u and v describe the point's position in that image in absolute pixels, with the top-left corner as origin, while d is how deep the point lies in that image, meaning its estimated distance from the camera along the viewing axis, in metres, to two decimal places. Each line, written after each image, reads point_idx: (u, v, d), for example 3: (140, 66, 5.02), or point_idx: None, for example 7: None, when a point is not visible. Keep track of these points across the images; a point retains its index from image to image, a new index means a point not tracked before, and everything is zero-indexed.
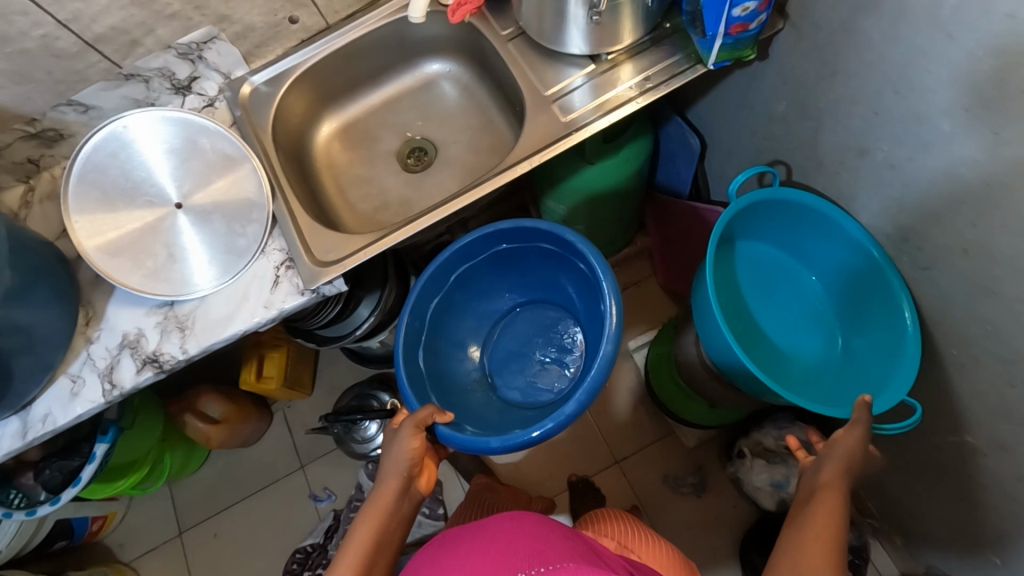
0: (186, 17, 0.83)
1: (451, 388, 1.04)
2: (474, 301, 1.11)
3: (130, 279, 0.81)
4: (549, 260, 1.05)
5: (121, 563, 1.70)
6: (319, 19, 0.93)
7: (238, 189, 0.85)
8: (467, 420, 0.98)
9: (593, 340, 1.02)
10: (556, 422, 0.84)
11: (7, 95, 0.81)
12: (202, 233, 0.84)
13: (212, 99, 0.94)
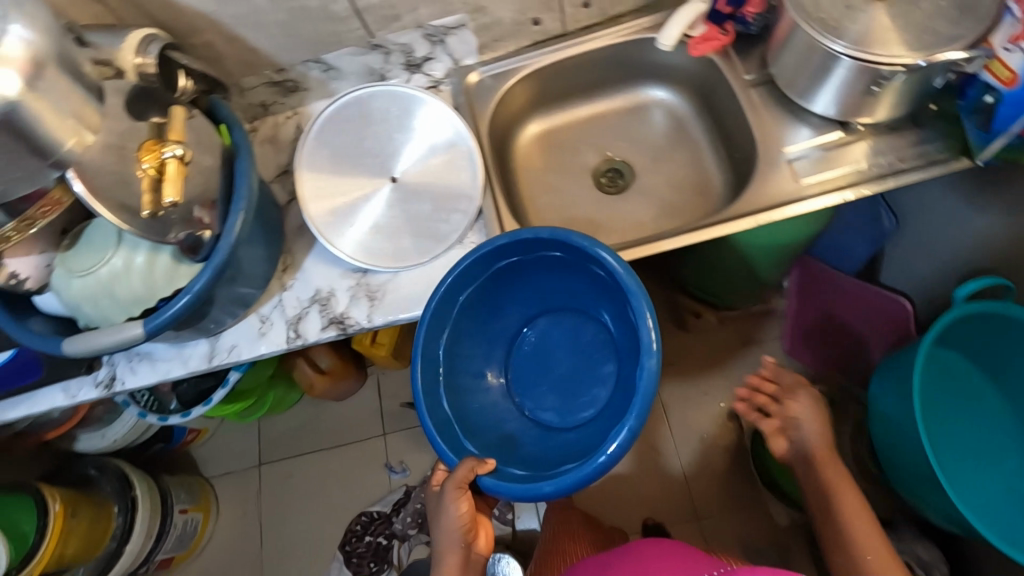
0: (448, 3, 0.84)
1: (480, 430, 0.88)
2: (488, 320, 0.93)
3: (337, 240, 0.84)
4: (559, 268, 0.89)
5: (202, 477, 1.80)
6: (560, 25, 0.93)
7: (453, 176, 0.86)
8: (511, 464, 0.83)
9: (633, 360, 0.84)
10: (608, 460, 0.72)
11: (271, 44, 0.84)
12: (407, 210, 0.86)
13: (437, 81, 0.96)
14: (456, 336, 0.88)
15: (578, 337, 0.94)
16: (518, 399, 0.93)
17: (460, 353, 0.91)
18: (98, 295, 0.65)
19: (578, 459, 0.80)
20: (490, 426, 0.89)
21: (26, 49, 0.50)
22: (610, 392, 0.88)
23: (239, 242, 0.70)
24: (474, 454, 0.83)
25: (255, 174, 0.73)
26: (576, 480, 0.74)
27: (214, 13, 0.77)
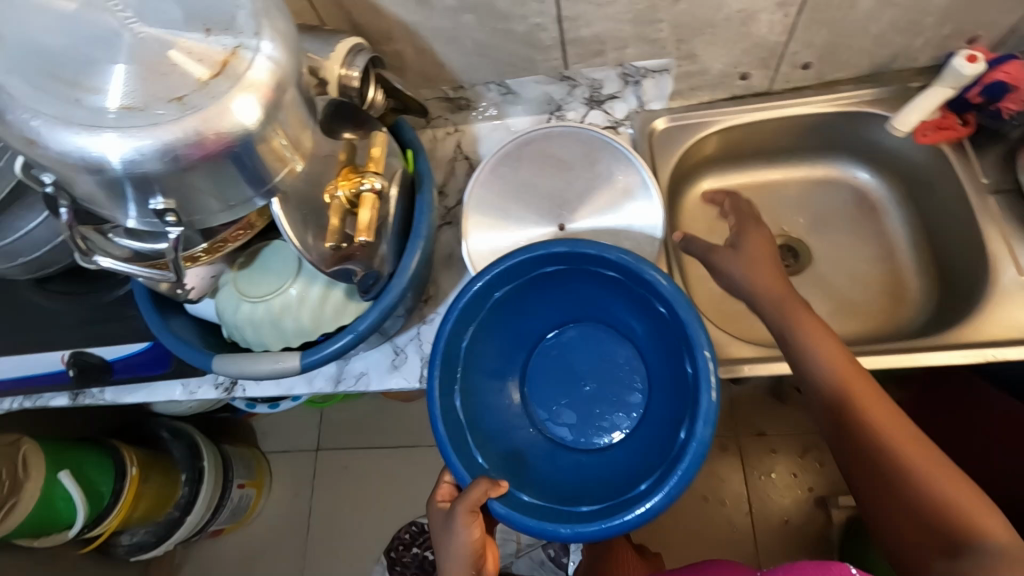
0: (661, 46, 0.75)
1: (493, 440, 0.76)
2: (516, 320, 0.80)
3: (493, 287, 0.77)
4: (589, 278, 0.76)
5: (259, 451, 1.75)
6: (768, 82, 0.83)
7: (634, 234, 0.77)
8: (524, 488, 0.71)
9: (675, 410, 0.72)
10: (637, 519, 0.62)
11: (460, 62, 0.78)
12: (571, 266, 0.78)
13: (617, 122, 0.86)
14: (482, 332, 0.76)
15: (606, 356, 0.82)
16: (532, 410, 0.81)
17: (484, 352, 0.78)
18: (261, 322, 0.60)
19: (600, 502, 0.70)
20: (504, 436, 0.78)
21: (272, 73, 0.43)
22: (638, 429, 0.78)
23: (411, 284, 0.65)
24: (485, 471, 0.71)
25: (434, 211, 0.67)
26: (598, 534, 0.63)
27: (416, 25, 0.70)
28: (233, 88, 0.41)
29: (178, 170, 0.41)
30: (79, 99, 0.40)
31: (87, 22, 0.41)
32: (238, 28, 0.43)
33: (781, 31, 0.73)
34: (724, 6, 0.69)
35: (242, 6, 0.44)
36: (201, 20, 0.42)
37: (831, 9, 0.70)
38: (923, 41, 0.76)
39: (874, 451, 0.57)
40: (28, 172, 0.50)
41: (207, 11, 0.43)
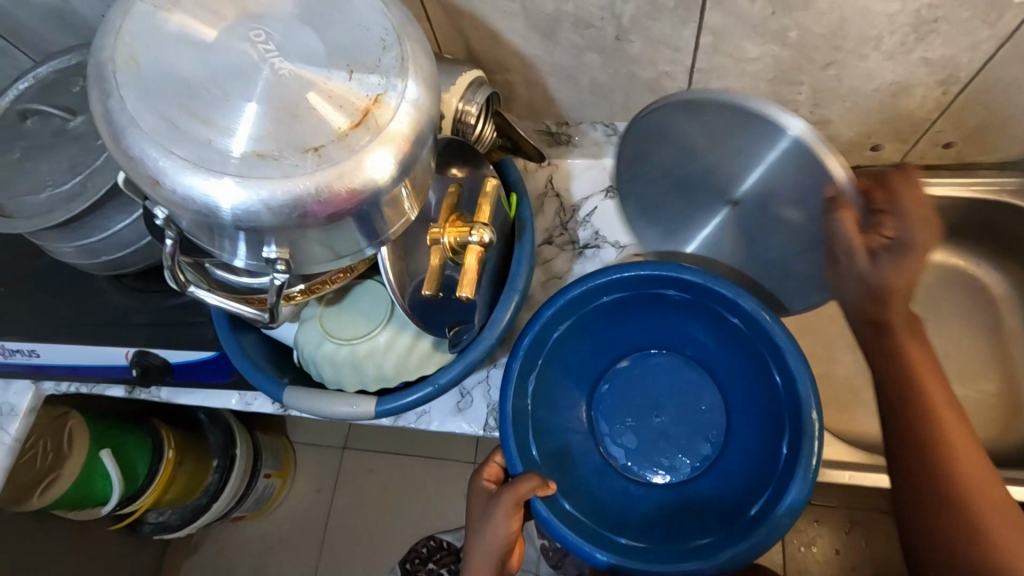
0: (794, 108, 0.69)
1: (551, 437, 0.68)
2: (609, 332, 0.72)
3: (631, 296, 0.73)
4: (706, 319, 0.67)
5: (287, 439, 1.62)
6: (900, 155, 0.76)
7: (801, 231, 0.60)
8: (569, 496, 0.64)
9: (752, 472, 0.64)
10: (704, 561, 0.55)
11: (571, 99, 0.73)
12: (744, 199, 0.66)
13: None
14: (574, 331, 0.68)
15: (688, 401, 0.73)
16: (594, 420, 0.72)
17: (568, 350, 0.70)
18: (343, 363, 0.59)
19: (643, 542, 0.62)
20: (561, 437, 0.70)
21: (412, 123, 0.39)
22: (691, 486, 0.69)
23: (499, 339, 0.60)
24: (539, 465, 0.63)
25: (531, 264, 0.62)
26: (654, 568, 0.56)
27: (535, 59, 0.66)
28: (371, 140, 0.37)
29: (300, 224, 0.38)
30: (208, 140, 0.36)
31: (227, 57, 0.38)
32: (380, 70, 0.39)
33: (932, 107, 0.66)
34: (876, 77, 0.63)
35: (387, 46, 0.39)
36: (342, 58, 0.39)
37: (996, 91, 0.63)
38: None
39: (945, 481, 0.50)
40: (133, 185, 0.47)
41: (350, 49, 0.39)
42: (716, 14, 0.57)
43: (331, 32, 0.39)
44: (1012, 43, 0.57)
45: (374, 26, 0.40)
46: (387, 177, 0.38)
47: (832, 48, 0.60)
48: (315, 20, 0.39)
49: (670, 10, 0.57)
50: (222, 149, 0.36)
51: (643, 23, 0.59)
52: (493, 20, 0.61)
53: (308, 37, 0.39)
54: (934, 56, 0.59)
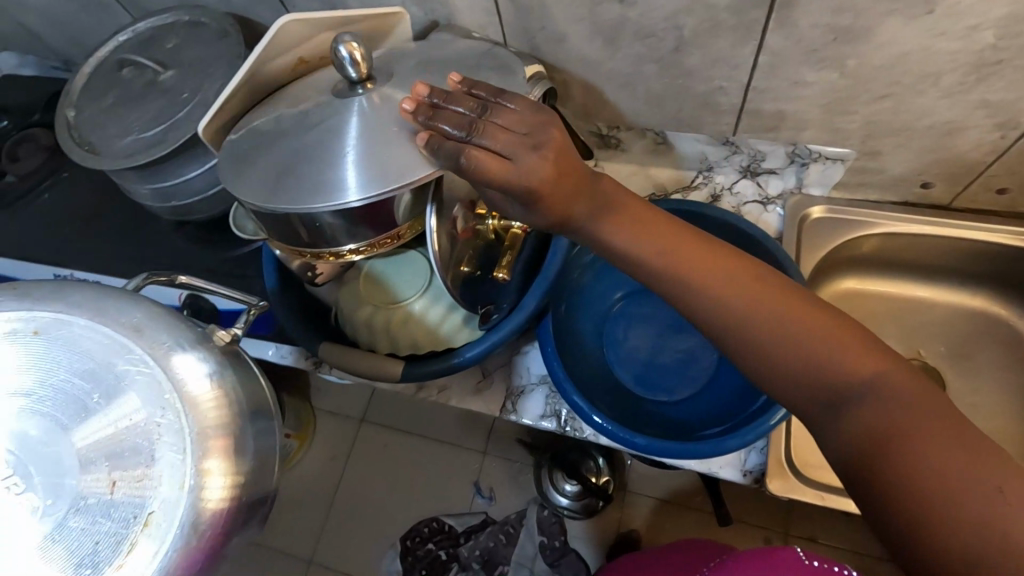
0: (846, 136, 0.70)
1: (572, 350, 0.73)
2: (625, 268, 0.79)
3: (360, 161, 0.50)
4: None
5: (310, 403, 1.68)
6: (948, 196, 0.76)
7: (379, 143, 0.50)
8: (592, 397, 0.70)
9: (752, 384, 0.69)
10: (711, 446, 0.61)
11: (625, 105, 0.75)
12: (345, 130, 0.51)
13: (767, 199, 0.82)
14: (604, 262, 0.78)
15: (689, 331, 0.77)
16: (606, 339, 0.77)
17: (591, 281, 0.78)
18: (379, 326, 0.65)
19: (657, 432, 0.68)
20: (579, 354, 0.74)
21: (221, 457, 0.42)
22: (691, 402, 0.72)
23: (526, 323, 0.62)
24: (570, 368, 0.70)
25: (566, 258, 0.65)
26: (671, 448, 0.62)
27: (595, 62, 0.69)
28: (178, 533, 0.40)
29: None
30: None
31: (6, 421, 0.41)
32: (157, 467, 0.41)
33: (987, 151, 0.66)
34: (934, 114, 0.63)
35: (164, 442, 0.41)
36: (106, 474, 0.40)
37: None
38: None
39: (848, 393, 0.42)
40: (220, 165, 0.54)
41: (109, 460, 0.41)
42: (777, 37, 0.58)
43: (80, 432, 0.41)
44: None
45: (149, 405, 0.42)
46: (196, 536, 0.40)
47: (890, 81, 0.60)
48: (75, 407, 0.41)
49: (732, 28, 0.59)
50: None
51: (704, 38, 0.61)
52: (559, 21, 0.64)
53: (59, 445, 0.41)
54: (994, 99, 0.59)
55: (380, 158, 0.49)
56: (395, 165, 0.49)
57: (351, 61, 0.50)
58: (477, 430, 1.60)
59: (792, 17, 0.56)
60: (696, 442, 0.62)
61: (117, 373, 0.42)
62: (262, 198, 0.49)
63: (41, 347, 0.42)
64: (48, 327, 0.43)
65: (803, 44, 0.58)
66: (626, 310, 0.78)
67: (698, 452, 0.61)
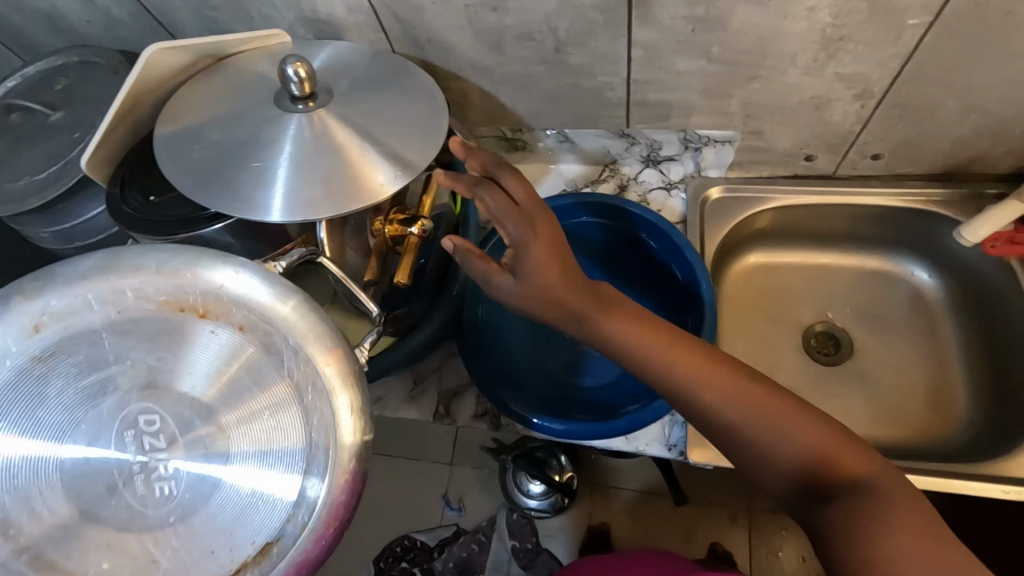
0: (730, 119, 0.74)
1: (495, 346, 0.75)
2: None
3: (314, 178, 0.52)
4: (619, 249, 0.77)
5: None
6: (832, 167, 0.81)
7: (332, 163, 0.53)
8: (514, 388, 0.72)
9: None
10: (624, 425, 0.64)
11: (523, 107, 0.78)
12: (293, 148, 0.53)
13: (670, 184, 0.86)
14: None
15: None
16: (532, 333, 0.78)
17: None
18: None
19: (579, 414, 0.71)
20: (504, 348, 0.76)
21: (356, 426, 0.42)
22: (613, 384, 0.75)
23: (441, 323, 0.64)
24: (490, 366, 0.71)
25: None
26: (587, 431, 0.64)
27: (486, 69, 0.71)
28: (312, 522, 0.41)
29: None
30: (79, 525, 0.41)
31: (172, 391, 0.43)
32: (298, 436, 0.42)
33: (854, 120, 0.71)
34: (800, 92, 0.67)
35: (312, 423, 0.42)
36: (254, 442, 0.42)
37: (909, 108, 0.68)
38: (1006, 149, 0.73)
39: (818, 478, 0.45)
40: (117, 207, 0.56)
41: (263, 424, 0.42)
42: (644, 31, 0.62)
43: (232, 404, 0.43)
44: (915, 61, 0.61)
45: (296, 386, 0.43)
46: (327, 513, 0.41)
47: (753, 64, 0.64)
48: (229, 388, 0.43)
49: (601, 26, 0.62)
50: (101, 512, 0.41)
51: (578, 37, 0.64)
52: (443, 31, 0.66)
53: (206, 420, 0.42)
54: (848, 73, 0.64)
55: (324, 181, 0.52)
56: (343, 188, 0.52)
57: (296, 79, 0.52)
58: (440, 442, 1.60)
59: (651, 12, 0.59)
60: (609, 423, 0.65)
61: (290, 366, 0.43)
62: (189, 190, 0.51)
63: (205, 329, 0.44)
64: (216, 308, 0.44)
65: (668, 36, 0.62)
66: None
67: (611, 432, 0.64)
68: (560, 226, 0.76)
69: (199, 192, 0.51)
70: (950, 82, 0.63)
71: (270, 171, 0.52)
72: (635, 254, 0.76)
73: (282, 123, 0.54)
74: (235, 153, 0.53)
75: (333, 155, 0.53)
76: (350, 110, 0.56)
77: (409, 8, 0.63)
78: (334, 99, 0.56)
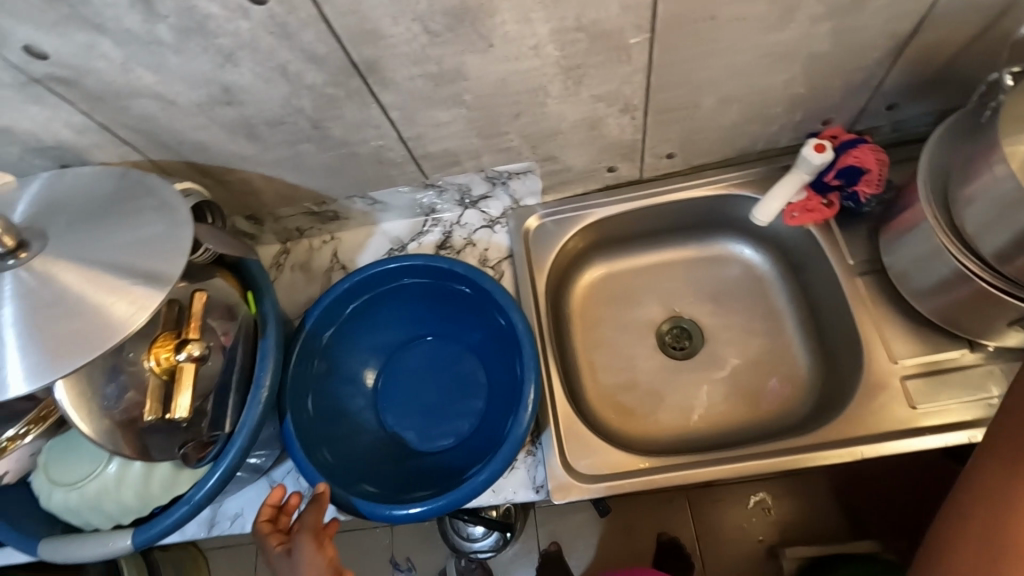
0: (517, 152, 0.74)
1: (336, 438, 0.71)
2: (375, 327, 0.77)
3: (55, 335, 0.48)
4: (443, 298, 0.75)
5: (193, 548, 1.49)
6: (636, 171, 0.82)
7: (72, 310, 0.49)
8: (359, 479, 0.68)
9: (505, 410, 0.70)
10: (461, 497, 0.61)
11: (315, 182, 0.75)
12: (23, 311, 0.48)
13: (492, 220, 0.86)
14: (345, 336, 0.75)
15: (455, 372, 0.77)
16: (380, 406, 0.76)
17: (342, 354, 0.75)
18: (83, 506, 0.58)
19: (431, 489, 0.68)
20: (345, 435, 0.72)
21: None
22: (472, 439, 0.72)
23: (253, 438, 0.60)
24: (329, 465, 0.67)
25: (279, 354, 0.63)
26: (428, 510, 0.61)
27: (254, 157, 0.68)
28: None
29: None
30: None
31: None
32: None
33: (632, 130, 0.73)
34: (566, 116, 0.68)
35: None
36: None
37: (674, 110, 0.70)
38: (778, 126, 0.77)
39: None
40: None
41: None
42: (388, 94, 0.61)
43: None
44: (656, 71, 0.63)
45: None
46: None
47: (510, 102, 0.64)
48: None
49: (344, 98, 0.60)
50: None
51: (329, 112, 0.62)
52: (188, 132, 0.63)
53: None
54: (601, 92, 0.65)
55: (63, 333, 0.48)
56: (90, 328, 0.48)
57: None
58: None
59: (386, 76, 0.58)
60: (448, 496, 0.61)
61: None
62: None
63: None
64: None
65: (414, 94, 0.61)
66: (392, 367, 0.78)
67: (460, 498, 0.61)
68: (377, 291, 0.74)
69: None
70: (694, 83, 0.66)
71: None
72: (459, 298, 0.74)
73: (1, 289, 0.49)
74: None
75: (62, 300, 0.49)
76: (70, 248, 0.51)
77: (141, 118, 0.60)
78: (51, 242, 0.52)
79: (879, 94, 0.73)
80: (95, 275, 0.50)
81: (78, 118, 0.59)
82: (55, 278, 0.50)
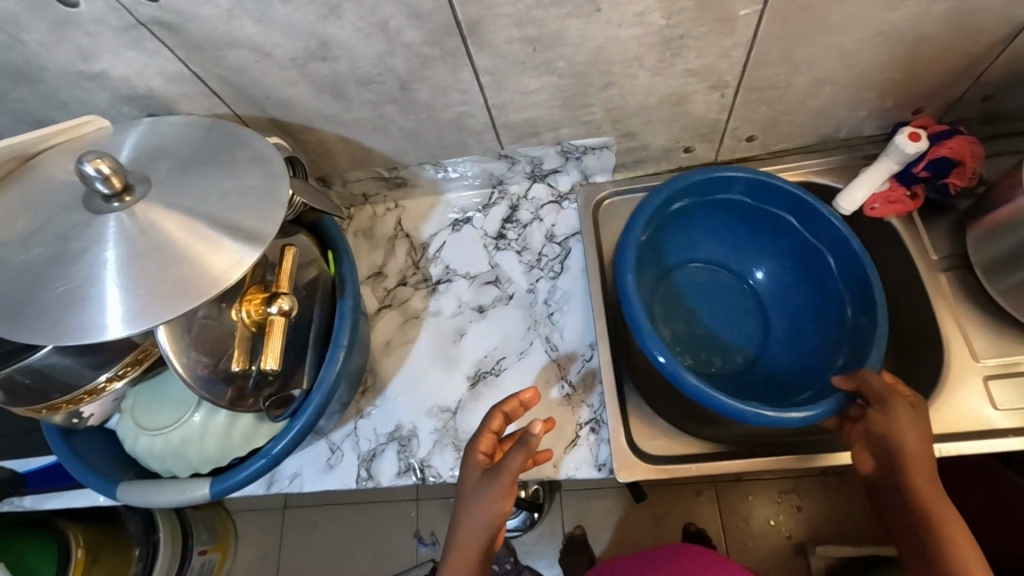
0: (597, 126, 0.73)
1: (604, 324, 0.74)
2: (677, 236, 0.79)
3: (154, 280, 0.47)
4: (747, 215, 0.79)
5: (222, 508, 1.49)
6: (712, 153, 0.81)
7: (171, 256, 0.48)
8: None
9: (823, 344, 0.75)
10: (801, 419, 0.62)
11: (391, 146, 0.74)
12: (125, 255, 0.48)
13: (561, 196, 0.85)
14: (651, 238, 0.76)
15: (702, 286, 0.82)
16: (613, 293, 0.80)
17: (651, 244, 0.77)
18: (163, 453, 0.59)
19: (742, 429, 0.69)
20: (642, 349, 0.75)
21: None
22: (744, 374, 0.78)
23: (330, 397, 0.59)
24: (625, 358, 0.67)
25: (356, 316, 0.63)
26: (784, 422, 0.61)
27: (336, 117, 0.68)
28: None
29: None
30: None
31: None
32: None
33: (719, 109, 0.71)
34: (655, 90, 0.67)
35: None
36: None
37: (766, 89, 0.68)
38: (866, 113, 0.74)
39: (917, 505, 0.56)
40: None
41: None
42: (483, 57, 0.60)
43: None
44: (758, 47, 0.61)
45: None
46: None
47: (603, 72, 0.63)
48: None
49: (439, 59, 0.59)
50: None
51: (421, 73, 0.61)
52: (277, 87, 0.62)
53: None
54: (697, 67, 0.63)
55: (161, 278, 0.47)
56: (188, 276, 0.47)
57: (101, 177, 0.48)
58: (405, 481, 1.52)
59: (485, 39, 0.57)
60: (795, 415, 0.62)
61: None
62: (10, 333, 0.46)
63: None
64: None
65: (509, 59, 0.60)
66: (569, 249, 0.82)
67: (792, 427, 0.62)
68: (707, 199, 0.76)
69: (23, 332, 0.45)
70: (793, 61, 0.64)
71: (96, 279, 0.47)
72: (754, 213, 0.78)
73: (103, 232, 0.49)
74: (58, 277, 0.48)
75: (165, 246, 0.49)
76: (170, 195, 0.51)
77: (236, 70, 0.59)
78: (153, 188, 0.51)
79: (978, 85, 0.70)
80: (195, 224, 0.50)
81: (173, 67, 0.58)
82: (157, 225, 0.49)
